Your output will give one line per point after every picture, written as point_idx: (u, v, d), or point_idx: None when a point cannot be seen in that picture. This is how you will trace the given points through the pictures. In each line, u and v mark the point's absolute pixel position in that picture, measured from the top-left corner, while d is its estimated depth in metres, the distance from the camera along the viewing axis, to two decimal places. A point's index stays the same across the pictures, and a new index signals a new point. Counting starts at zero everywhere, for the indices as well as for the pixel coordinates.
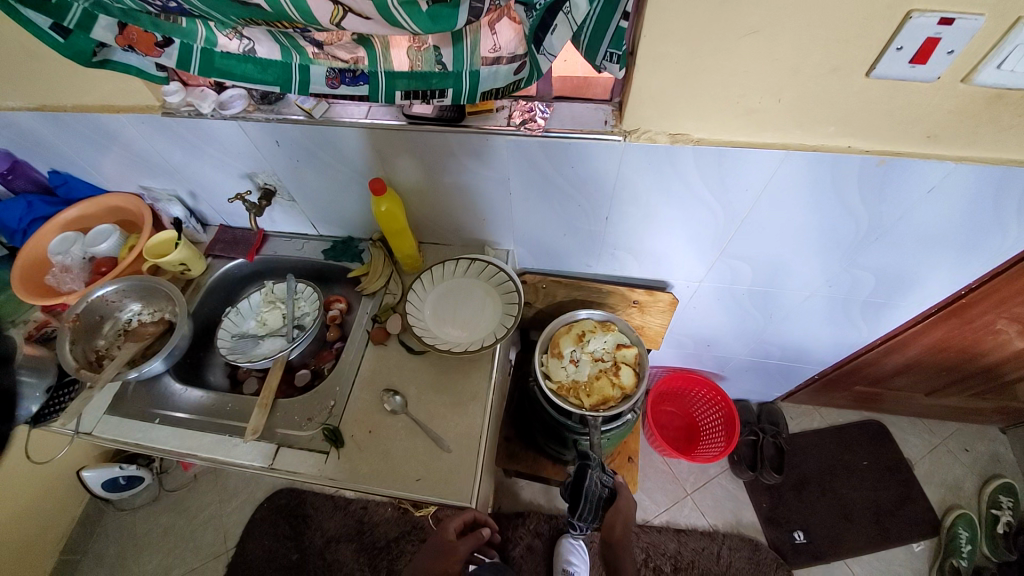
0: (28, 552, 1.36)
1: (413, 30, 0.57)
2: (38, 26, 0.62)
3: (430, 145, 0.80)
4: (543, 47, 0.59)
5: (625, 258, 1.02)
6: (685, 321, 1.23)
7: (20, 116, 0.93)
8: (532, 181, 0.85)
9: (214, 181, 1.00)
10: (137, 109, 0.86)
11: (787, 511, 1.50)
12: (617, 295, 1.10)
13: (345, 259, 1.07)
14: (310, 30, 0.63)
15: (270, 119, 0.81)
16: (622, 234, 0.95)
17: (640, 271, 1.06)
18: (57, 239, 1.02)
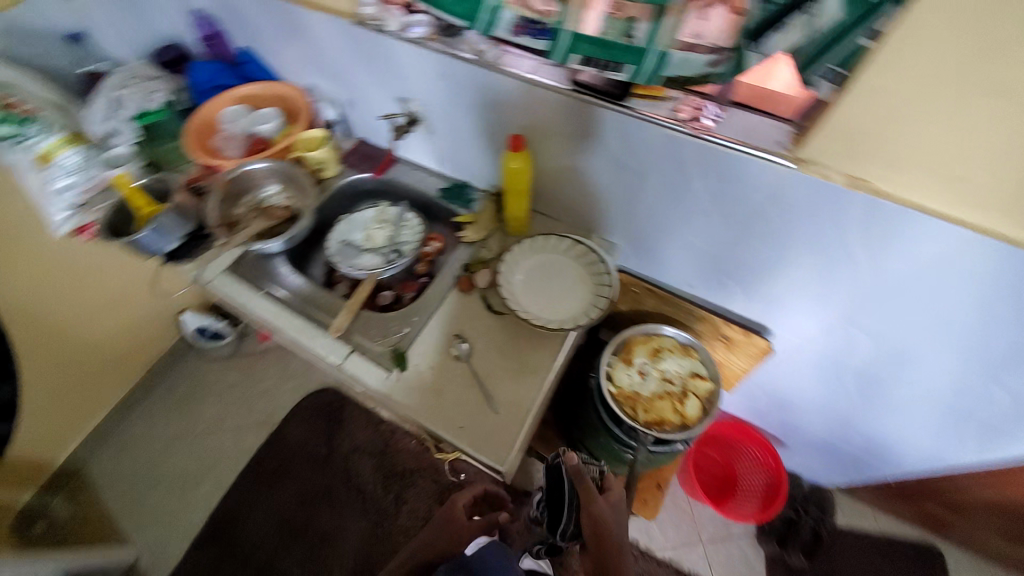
0: (111, 352, 1.60)
1: None
2: None
3: (584, 116, 0.79)
4: (762, 44, 0.61)
5: (733, 287, 0.97)
6: (770, 374, 1.15)
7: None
8: (671, 181, 0.81)
9: (370, 95, 1.06)
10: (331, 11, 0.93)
11: None
12: (708, 324, 1.05)
13: (456, 204, 1.10)
14: None
15: (444, 51, 0.84)
16: (742, 262, 0.90)
17: (745, 305, 1.00)
18: (231, 109, 1.16)
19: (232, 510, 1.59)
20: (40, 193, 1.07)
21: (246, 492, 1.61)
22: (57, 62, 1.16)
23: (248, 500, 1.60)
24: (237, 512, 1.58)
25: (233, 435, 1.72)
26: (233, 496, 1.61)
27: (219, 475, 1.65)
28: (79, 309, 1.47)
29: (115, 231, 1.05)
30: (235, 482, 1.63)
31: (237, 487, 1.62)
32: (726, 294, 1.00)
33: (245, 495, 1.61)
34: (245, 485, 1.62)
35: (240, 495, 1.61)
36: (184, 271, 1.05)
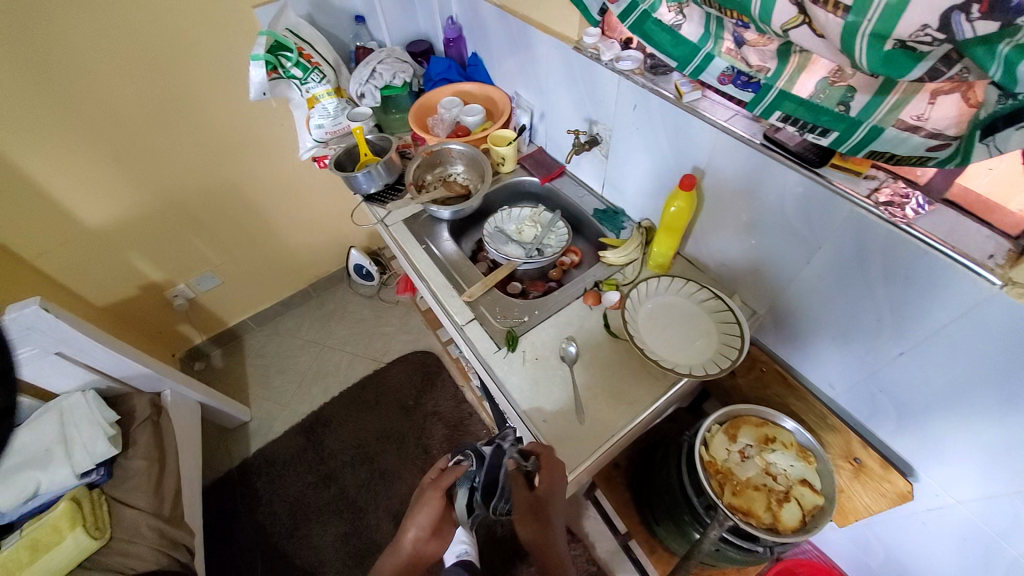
0: (294, 261, 2.02)
1: (856, 65, 0.50)
2: None
3: (768, 174, 0.79)
4: (992, 139, 0.50)
5: (883, 403, 0.84)
6: (895, 527, 0.95)
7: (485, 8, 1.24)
8: (844, 266, 0.75)
9: (563, 111, 1.18)
10: (555, 34, 1.07)
11: None
12: (840, 438, 0.92)
13: (606, 225, 1.16)
14: (745, 29, 0.67)
15: (646, 86, 0.91)
16: (902, 380, 0.78)
17: (892, 432, 0.86)
18: (448, 99, 1.39)
19: (326, 416, 1.85)
20: (302, 123, 1.42)
21: (340, 407, 1.87)
22: (345, 38, 1.52)
23: (339, 414, 1.85)
24: (327, 420, 1.84)
25: (348, 358, 2.02)
26: (330, 406, 1.88)
27: (328, 384, 1.95)
28: (287, 219, 1.88)
29: (339, 165, 1.31)
30: (336, 396, 1.90)
31: (335, 400, 1.89)
32: (872, 409, 0.87)
33: (338, 409, 1.87)
34: (341, 401, 1.88)
35: (333, 408, 1.87)
36: (374, 211, 1.29)
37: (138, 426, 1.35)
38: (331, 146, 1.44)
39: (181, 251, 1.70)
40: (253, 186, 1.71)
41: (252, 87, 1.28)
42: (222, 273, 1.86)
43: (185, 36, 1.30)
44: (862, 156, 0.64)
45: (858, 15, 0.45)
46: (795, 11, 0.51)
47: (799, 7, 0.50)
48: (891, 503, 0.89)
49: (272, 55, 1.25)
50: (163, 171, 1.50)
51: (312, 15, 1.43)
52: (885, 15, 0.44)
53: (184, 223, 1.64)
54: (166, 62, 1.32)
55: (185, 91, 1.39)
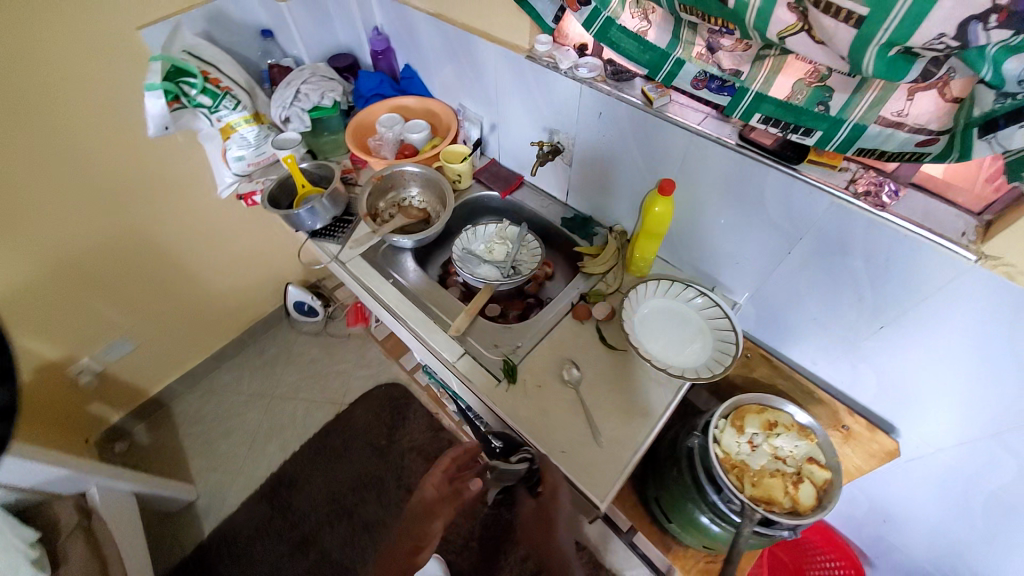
0: (222, 308, 1.78)
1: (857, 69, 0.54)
2: None
3: (745, 173, 0.80)
4: (988, 136, 0.51)
5: (863, 371, 0.91)
6: (878, 478, 1.04)
7: (416, 16, 1.15)
8: (825, 254, 0.80)
9: (518, 121, 1.13)
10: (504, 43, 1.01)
11: None
12: (827, 409, 0.99)
13: (578, 234, 1.14)
14: (724, 34, 0.67)
15: (611, 93, 0.88)
16: (881, 350, 0.85)
17: (871, 396, 0.93)
18: (387, 116, 1.28)
19: (290, 476, 1.66)
20: (218, 158, 1.24)
21: (305, 462, 1.68)
22: (252, 55, 1.34)
23: (305, 470, 1.67)
24: (292, 480, 1.65)
25: (304, 405, 1.82)
26: (293, 464, 1.68)
27: (286, 439, 1.74)
28: (209, 263, 1.64)
29: (274, 201, 1.17)
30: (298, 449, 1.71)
31: (297, 455, 1.70)
32: (852, 377, 0.94)
33: (303, 464, 1.68)
34: (305, 455, 1.70)
35: (297, 465, 1.68)
36: (325, 248, 1.16)
37: (68, 537, 1.09)
38: (258, 180, 1.26)
39: (81, 320, 1.42)
40: (162, 231, 1.46)
41: (151, 121, 1.09)
42: (137, 336, 1.58)
43: (52, 65, 1.06)
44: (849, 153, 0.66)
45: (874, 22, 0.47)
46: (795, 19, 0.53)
47: (800, 15, 0.52)
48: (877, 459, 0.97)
49: (171, 83, 1.07)
50: (44, 230, 1.22)
51: (210, 31, 1.23)
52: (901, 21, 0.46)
53: (81, 287, 1.37)
54: (31, 98, 1.07)
55: (63, 131, 1.14)
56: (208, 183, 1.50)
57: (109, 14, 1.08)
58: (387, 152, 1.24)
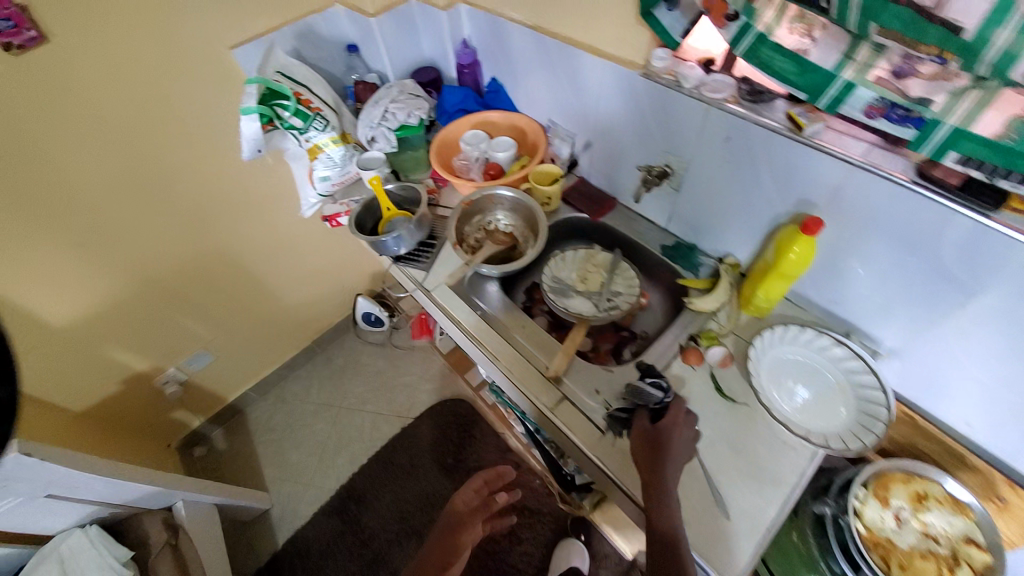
0: (294, 319, 1.80)
1: None
2: None
3: (919, 215, 0.68)
4: None
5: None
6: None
7: (511, 28, 1.09)
8: (1016, 314, 0.66)
9: (620, 141, 1.04)
10: (612, 58, 0.92)
11: None
12: (984, 480, 0.84)
13: (682, 265, 1.04)
14: (917, 59, 0.56)
15: (747, 116, 0.78)
16: None
17: None
18: (472, 133, 1.23)
19: (358, 490, 1.66)
20: (305, 178, 1.22)
21: (372, 476, 1.69)
22: (336, 71, 1.32)
23: (373, 483, 1.67)
24: (361, 493, 1.65)
25: (371, 418, 1.82)
26: (360, 476, 1.69)
27: (354, 452, 1.75)
28: (284, 276, 1.65)
29: (358, 224, 1.13)
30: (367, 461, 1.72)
31: (364, 468, 1.70)
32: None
33: (370, 478, 1.68)
34: (371, 468, 1.70)
35: (365, 478, 1.68)
36: (408, 274, 1.11)
37: (157, 555, 1.17)
38: (343, 201, 1.24)
39: (168, 332, 1.46)
40: (243, 247, 1.48)
41: (245, 145, 1.08)
42: (217, 347, 1.63)
43: (153, 89, 1.08)
44: None
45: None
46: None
47: None
48: None
49: (266, 107, 1.06)
50: (139, 248, 1.26)
51: (299, 48, 1.22)
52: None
53: (169, 302, 1.41)
54: (132, 123, 1.09)
55: (156, 152, 1.17)
56: (288, 198, 1.50)
57: (207, 36, 1.09)
58: (472, 172, 1.18)
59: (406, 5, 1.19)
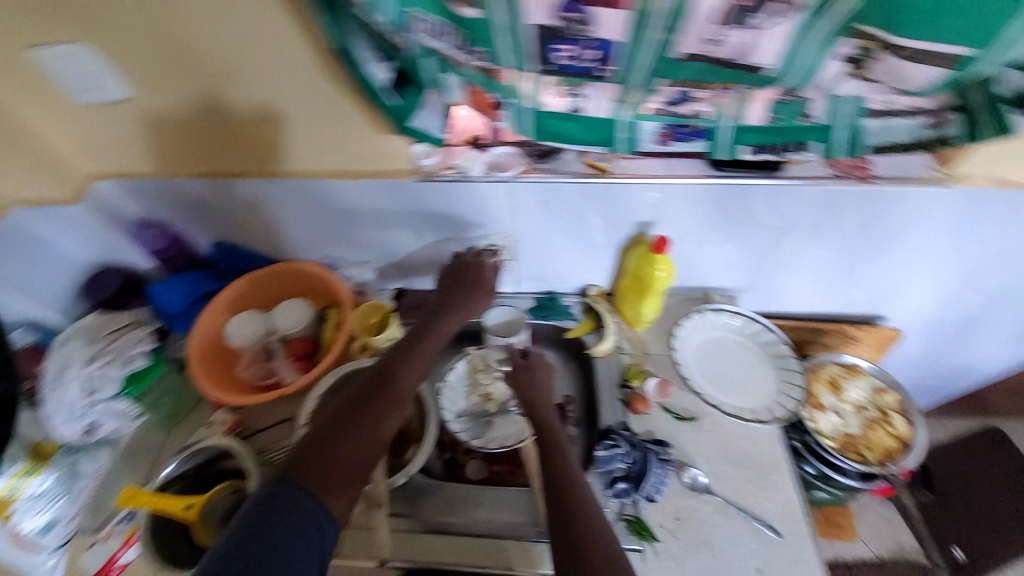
0: None
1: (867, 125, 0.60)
2: (373, 83, 0.58)
3: (731, 196, 0.73)
4: None
5: (855, 294, 0.93)
6: (895, 356, 1.10)
7: (193, 188, 0.82)
8: (819, 224, 0.77)
9: (422, 244, 0.90)
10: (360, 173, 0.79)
11: (940, 527, 1.32)
12: (836, 334, 0.99)
13: (555, 317, 0.97)
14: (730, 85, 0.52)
15: (552, 178, 0.73)
16: (864, 274, 0.88)
17: (860, 305, 0.96)
18: (238, 321, 0.86)
19: (283, 489, 0.55)
20: (9, 554, 0.70)
21: (323, 519, 0.54)
22: None
23: (291, 529, 0.52)
24: (314, 532, 0.53)
25: None
26: (342, 446, 0.60)
27: None
28: None
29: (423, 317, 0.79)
30: (415, 366, 0.72)
31: (359, 433, 0.62)
32: (845, 300, 0.95)
33: (308, 522, 0.53)
34: (345, 444, 0.60)
35: (307, 479, 0.56)
36: None
37: None
38: (103, 531, 0.73)
39: None
40: None
41: None
42: None
43: None
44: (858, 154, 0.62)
45: (815, 19, 0.41)
46: (846, 67, 0.45)
47: (855, 63, 0.45)
48: (883, 346, 1.01)
49: None
50: None
51: None
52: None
53: None
54: None
55: None
56: None
57: None
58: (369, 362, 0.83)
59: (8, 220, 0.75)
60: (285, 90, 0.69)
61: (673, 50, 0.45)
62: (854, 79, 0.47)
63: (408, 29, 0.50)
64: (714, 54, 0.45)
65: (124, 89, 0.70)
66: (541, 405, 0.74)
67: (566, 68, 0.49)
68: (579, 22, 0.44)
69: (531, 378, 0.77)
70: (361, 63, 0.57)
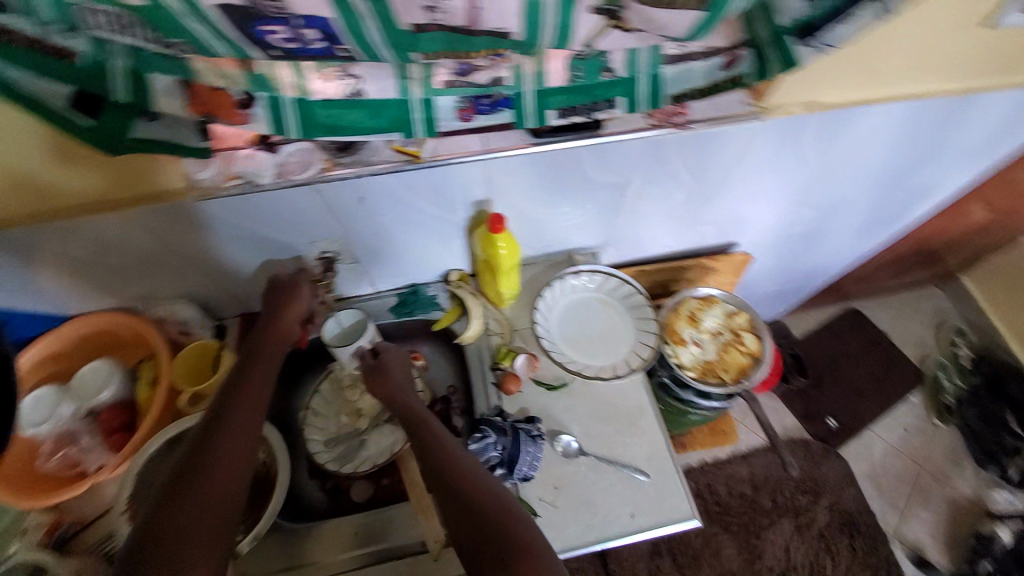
0: None
1: (668, 71, 0.57)
2: (51, 108, 0.45)
3: (559, 160, 0.68)
4: (819, 36, 0.51)
5: (706, 227, 0.95)
6: (755, 273, 1.17)
7: None
8: (654, 171, 0.75)
9: (244, 263, 0.77)
10: (89, 204, 0.62)
11: (816, 403, 1.51)
12: (699, 268, 1.02)
13: (420, 312, 0.88)
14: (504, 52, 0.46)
15: (363, 174, 0.63)
16: (710, 208, 0.89)
17: (715, 236, 0.99)
18: (28, 401, 0.72)
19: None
20: None
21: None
22: None
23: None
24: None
25: None
26: (183, 513, 0.49)
27: None
28: None
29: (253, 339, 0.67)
30: (252, 387, 0.61)
31: (202, 488, 0.51)
32: (700, 235, 0.97)
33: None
34: (187, 506, 0.50)
35: (148, 573, 0.46)
36: None
37: None
38: None
39: None
40: None
41: None
42: None
43: None
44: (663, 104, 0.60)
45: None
46: (599, 20, 0.40)
47: (608, 15, 0.39)
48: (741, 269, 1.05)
49: None
50: None
51: None
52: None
53: None
54: None
55: None
56: None
57: None
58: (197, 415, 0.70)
59: None
60: None
61: (397, 23, 0.37)
62: (613, 30, 0.41)
63: (81, 26, 0.38)
64: (447, 22, 0.37)
65: None
66: (399, 404, 0.68)
67: (299, 52, 0.40)
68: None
69: (389, 373, 0.71)
70: (20, 85, 0.43)
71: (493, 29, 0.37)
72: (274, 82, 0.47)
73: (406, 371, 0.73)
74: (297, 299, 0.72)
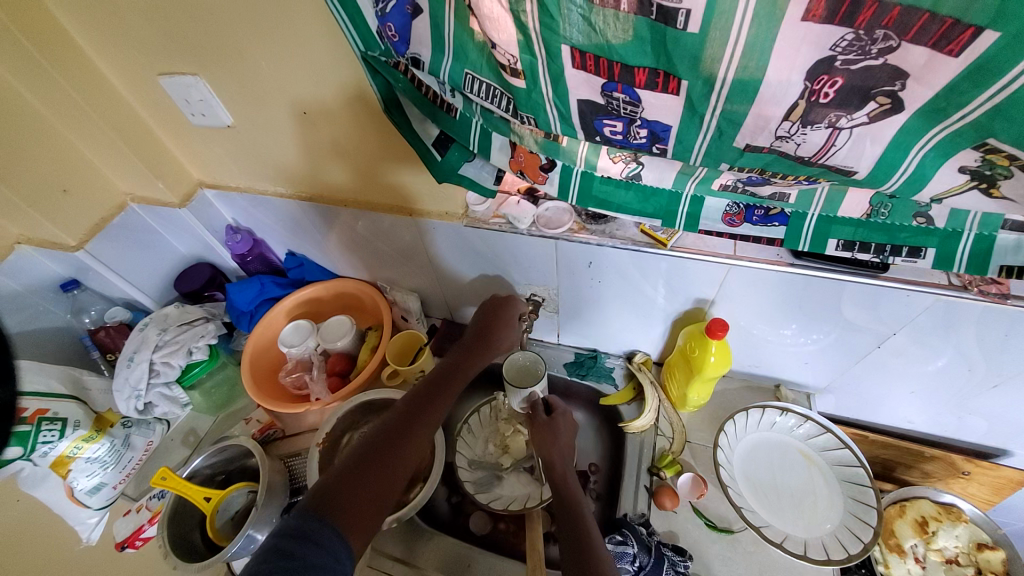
0: None
1: (1008, 240, 0.47)
2: (424, 144, 0.60)
3: (811, 290, 0.62)
4: None
5: (975, 422, 0.74)
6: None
7: (270, 203, 0.88)
8: (928, 336, 0.62)
9: (469, 282, 0.89)
10: (386, 178, 0.75)
11: None
12: (942, 463, 0.80)
13: (592, 378, 0.90)
14: (816, 180, 0.45)
15: (604, 244, 0.67)
16: (994, 405, 0.69)
17: (982, 437, 0.77)
18: (291, 327, 0.93)
19: (308, 520, 0.51)
20: (66, 505, 0.82)
21: (344, 551, 0.50)
22: (58, 320, 0.90)
23: (314, 555, 0.48)
24: (335, 561, 0.49)
25: None
26: (367, 482, 0.56)
27: None
28: None
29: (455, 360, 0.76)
30: (446, 403, 0.69)
31: (385, 469, 0.58)
32: (959, 426, 0.76)
33: (331, 550, 0.49)
34: (370, 477, 0.57)
35: (330, 515, 0.52)
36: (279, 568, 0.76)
37: None
38: (141, 502, 0.85)
39: None
40: None
41: None
42: None
43: None
44: (988, 272, 0.48)
45: (925, 124, 0.33)
46: (967, 180, 0.37)
47: (978, 176, 0.36)
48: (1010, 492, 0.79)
49: None
50: None
51: None
52: (954, 81, 0.30)
53: None
54: None
55: None
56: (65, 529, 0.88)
57: None
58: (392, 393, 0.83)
59: (126, 213, 0.88)
60: (334, 122, 0.69)
61: (733, 141, 0.40)
62: (976, 192, 0.38)
63: (465, 91, 0.48)
64: (786, 151, 0.39)
65: (225, 117, 0.74)
66: (557, 467, 0.68)
67: (617, 142, 0.45)
68: (624, 100, 0.41)
69: (554, 431, 0.73)
70: (412, 125, 0.58)
71: (835, 165, 0.38)
72: (570, 155, 0.52)
73: (571, 437, 0.74)
74: (501, 330, 0.79)
